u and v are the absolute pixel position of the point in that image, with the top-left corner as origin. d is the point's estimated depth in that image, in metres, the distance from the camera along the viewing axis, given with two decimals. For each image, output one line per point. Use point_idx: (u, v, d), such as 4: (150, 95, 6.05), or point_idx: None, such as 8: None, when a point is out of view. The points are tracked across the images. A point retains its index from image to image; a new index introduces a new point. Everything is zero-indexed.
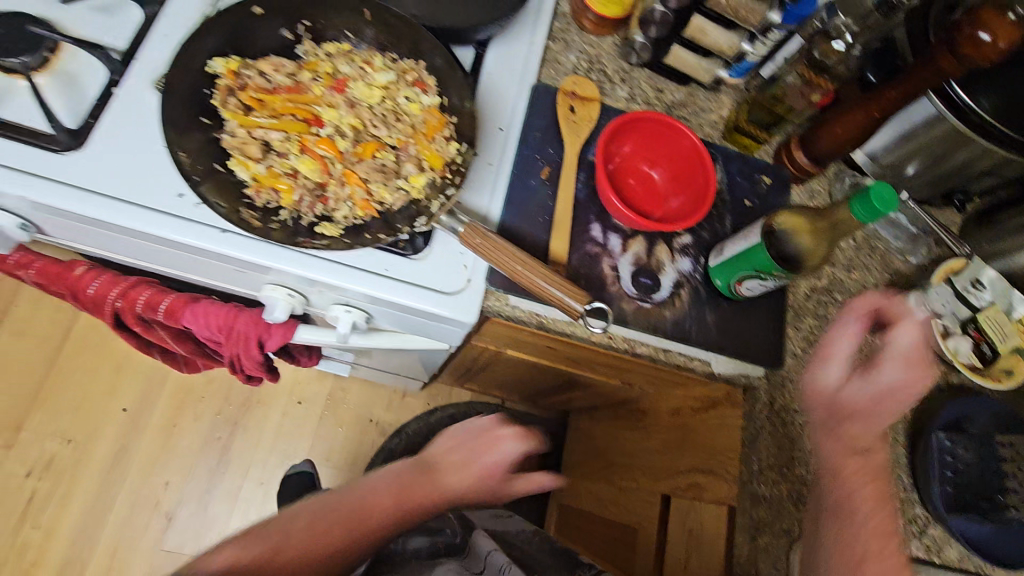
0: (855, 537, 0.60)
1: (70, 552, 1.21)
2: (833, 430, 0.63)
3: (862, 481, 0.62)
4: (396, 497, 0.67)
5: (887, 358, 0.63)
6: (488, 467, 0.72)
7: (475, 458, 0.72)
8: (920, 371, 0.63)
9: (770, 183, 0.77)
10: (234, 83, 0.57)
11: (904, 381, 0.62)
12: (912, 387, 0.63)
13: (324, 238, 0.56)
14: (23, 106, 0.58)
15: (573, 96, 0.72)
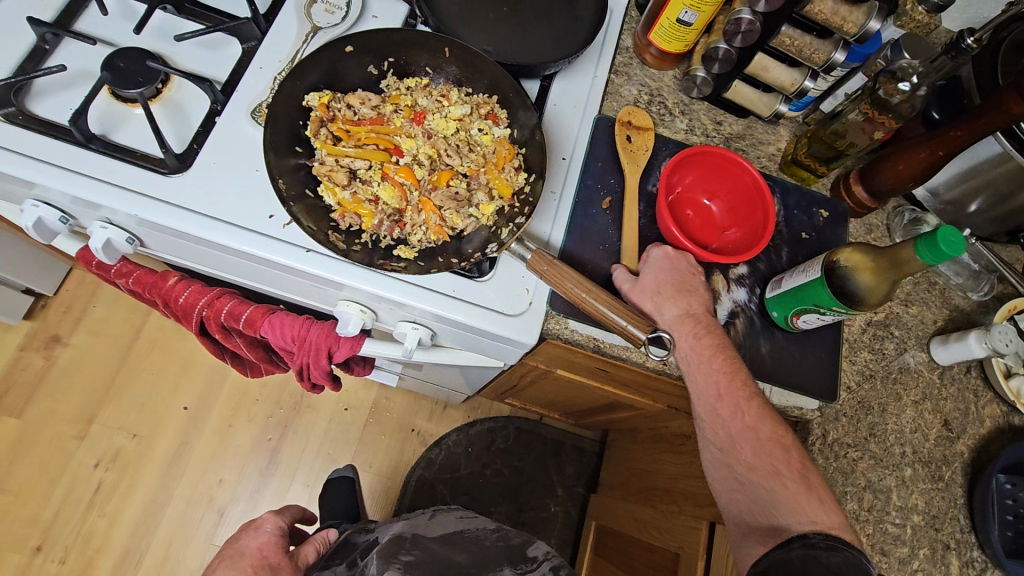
0: (734, 420, 0.60)
1: (131, 540, 1.28)
2: (702, 363, 0.61)
3: (701, 351, 0.62)
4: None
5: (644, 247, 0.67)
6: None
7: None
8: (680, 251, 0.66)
9: (827, 217, 0.78)
10: (325, 115, 0.62)
11: (658, 260, 0.65)
12: (672, 264, 0.65)
13: (400, 260, 0.61)
14: (137, 133, 0.65)
15: (629, 126, 0.74)
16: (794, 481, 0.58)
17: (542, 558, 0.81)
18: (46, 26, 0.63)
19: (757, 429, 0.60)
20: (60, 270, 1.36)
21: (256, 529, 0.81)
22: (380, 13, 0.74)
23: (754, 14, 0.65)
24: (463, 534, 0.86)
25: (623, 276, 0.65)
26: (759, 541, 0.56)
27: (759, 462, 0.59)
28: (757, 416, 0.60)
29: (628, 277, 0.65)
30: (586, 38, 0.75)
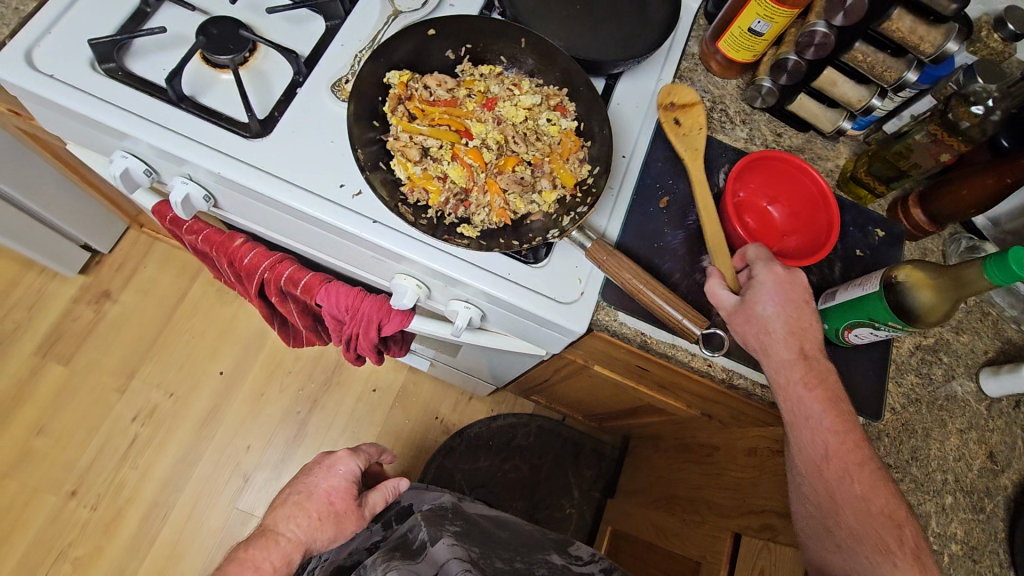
0: (839, 484, 0.59)
1: (160, 494, 1.32)
2: (806, 411, 0.61)
3: (814, 398, 0.61)
4: (299, 525, 0.72)
5: (758, 266, 0.64)
6: (311, 514, 0.74)
7: (306, 502, 0.75)
8: (793, 276, 0.64)
9: (883, 236, 0.77)
10: (403, 93, 0.64)
11: (773, 286, 0.63)
12: (788, 291, 0.63)
13: (464, 238, 0.63)
14: (223, 95, 0.68)
15: (673, 107, 0.74)
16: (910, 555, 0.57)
17: (589, 558, 0.86)
18: None
19: (862, 483, 0.59)
20: (116, 229, 1.41)
21: (330, 470, 0.81)
22: (457, 1, 0.76)
23: (830, 28, 0.65)
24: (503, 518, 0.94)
25: (725, 295, 0.64)
26: None
27: (865, 533, 0.58)
28: (867, 475, 0.60)
29: (733, 300, 0.64)
30: (656, 39, 0.76)
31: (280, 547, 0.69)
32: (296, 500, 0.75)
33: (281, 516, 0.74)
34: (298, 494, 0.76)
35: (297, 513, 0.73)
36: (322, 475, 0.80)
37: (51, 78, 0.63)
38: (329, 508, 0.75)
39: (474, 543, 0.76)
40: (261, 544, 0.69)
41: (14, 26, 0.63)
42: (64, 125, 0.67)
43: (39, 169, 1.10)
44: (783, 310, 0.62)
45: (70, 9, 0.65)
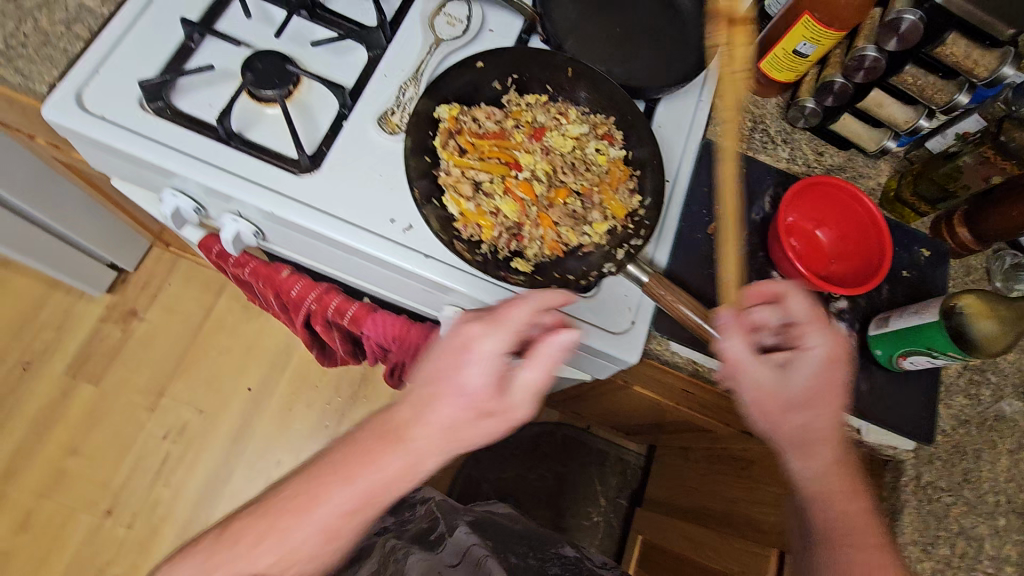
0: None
1: (193, 511, 1.33)
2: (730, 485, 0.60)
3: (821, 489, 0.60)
4: (372, 485, 0.57)
5: (812, 336, 0.60)
6: (483, 402, 0.57)
7: (469, 347, 0.56)
8: (838, 347, 0.60)
9: (929, 255, 0.77)
10: (453, 126, 0.65)
11: (822, 361, 0.59)
12: (827, 372, 0.59)
13: (519, 274, 0.63)
14: (269, 130, 0.67)
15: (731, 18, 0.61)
16: None
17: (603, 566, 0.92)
18: (196, 26, 0.66)
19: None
20: (140, 247, 1.40)
21: (462, 348, 0.57)
22: (497, 26, 0.75)
23: (881, 52, 0.65)
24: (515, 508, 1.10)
25: (770, 376, 0.60)
26: None
27: None
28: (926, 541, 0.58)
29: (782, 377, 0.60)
30: (698, 61, 0.75)
31: (349, 484, 0.57)
32: (377, 433, 0.58)
33: (330, 469, 0.58)
34: (447, 366, 0.57)
35: (403, 435, 0.57)
36: (443, 371, 0.57)
37: (102, 119, 0.62)
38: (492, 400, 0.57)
39: (490, 538, 0.90)
40: (301, 501, 0.58)
41: (63, 67, 0.63)
42: (110, 163, 0.67)
43: (72, 199, 1.09)
44: (817, 370, 0.59)
45: (117, 47, 0.65)
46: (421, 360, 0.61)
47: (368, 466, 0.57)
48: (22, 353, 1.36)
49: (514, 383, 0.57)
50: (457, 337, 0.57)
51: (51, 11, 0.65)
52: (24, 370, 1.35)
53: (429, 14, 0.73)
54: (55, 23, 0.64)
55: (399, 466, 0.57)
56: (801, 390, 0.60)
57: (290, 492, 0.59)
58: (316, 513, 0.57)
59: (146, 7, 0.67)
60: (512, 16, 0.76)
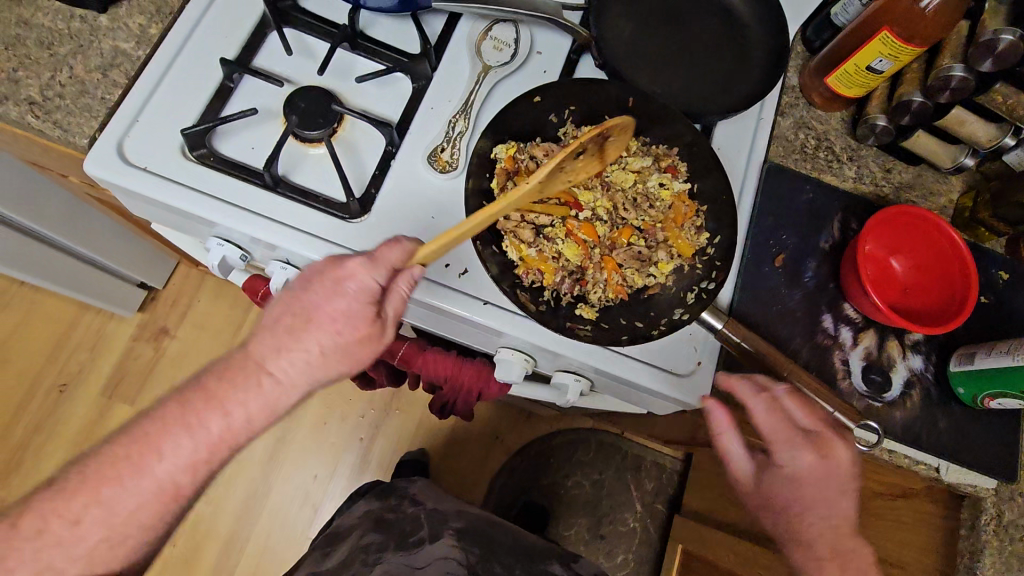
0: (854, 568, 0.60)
1: (234, 528, 1.34)
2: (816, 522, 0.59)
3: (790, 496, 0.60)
4: (254, 411, 0.56)
5: (795, 455, 0.60)
6: (348, 340, 0.56)
7: (315, 307, 0.56)
8: (833, 451, 0.59)
9: (1007, 279, 0.73)
10: (510, 167, 0.62)
11: (808, 477, 0.60)
12: (837, 482, 0.59)
13: (585, 321, 0.60)
14: (316, 172, 0.64)
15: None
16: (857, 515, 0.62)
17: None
18: (235, 66, 0.63)
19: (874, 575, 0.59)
20: (169, 265, 1.38)
21: (335, 286, 0.56)
22: (545, 48, 0.72)
23: (970, 72, 0.60)
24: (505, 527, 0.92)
25: (740, 455, 0.62)
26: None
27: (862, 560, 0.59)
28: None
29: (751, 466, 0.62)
30: (760, 80, 0.71)
31: (186, 439, 0.55)
32: (242, 360, 0.57)
33: (208, 391, 0.56)
34: (296, 309, 0.56)
35: (251, 352, 0.57)
36: (284, 338, 0.56)
37: (145, 171, 0.60)
38: (370, 344, 0.58)
39: (473, 543, 0.82)
40: (112, 461, 0.54)
41: (103, 117, 0.61)
42: (152, 212, 0.65)
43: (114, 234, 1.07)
44: (819, 508, 0.60)
45: (155, 91, 0.62)
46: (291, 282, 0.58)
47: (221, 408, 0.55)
48: (57, 375, 1.36)
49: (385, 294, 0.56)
50: (296, 294, 0.57)
51: (86, 57, 0.62)
52: (60, 392, 1.35)
53: (475, 39, 0.69)
54: (92, 69, 0.62)
55: (257, 402, 0.56)
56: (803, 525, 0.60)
57: (170, 417, 0.55)
58: (183, 433, 0.55)
59: (182, 47, 0.63)
60: (561, 36, 0.72)
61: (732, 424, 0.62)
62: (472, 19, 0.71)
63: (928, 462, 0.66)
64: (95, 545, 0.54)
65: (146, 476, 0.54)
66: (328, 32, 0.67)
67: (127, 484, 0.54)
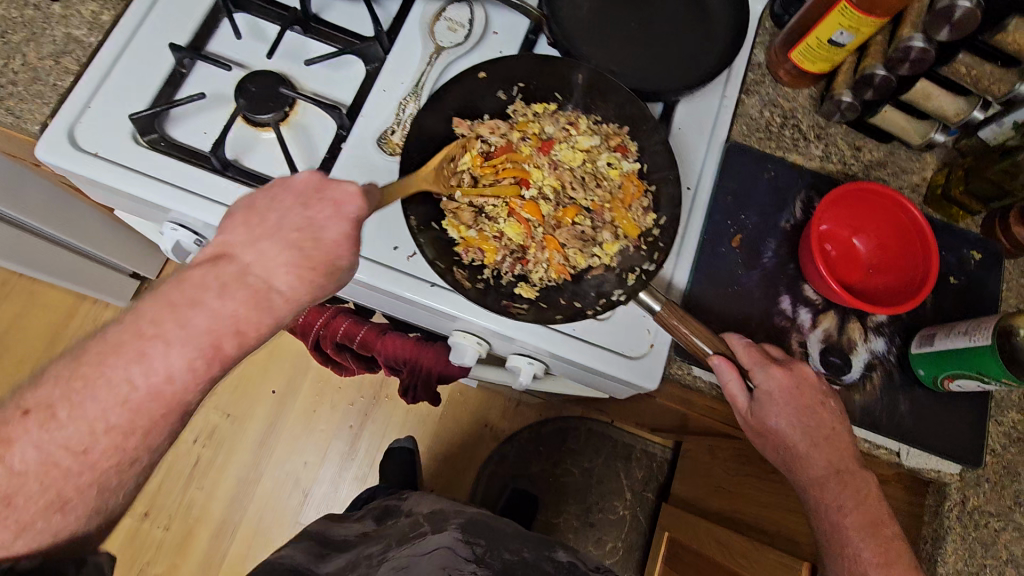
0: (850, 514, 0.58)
1: (226, 512, 1.37)
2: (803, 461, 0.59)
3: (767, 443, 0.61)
4: (240, 322, 0.46)
5: (760, 372, 0.58)
6: (313, 256, 0.48)
7: (306, 216, 0.49)
8: (797, 372, 0.59)
9: (980, 258, 0.70)
10: (462, 145, 0.63)
11: (781, 394, 0.58)
12: (800, 397, 0.58)
13: (523, 300, 0.61)
14: (267, 156, 0.65)
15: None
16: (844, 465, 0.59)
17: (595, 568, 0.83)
18: (186, 52, 0.63)
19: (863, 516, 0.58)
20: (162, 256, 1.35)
21: (334, 207, 0.49)
22: (501, 28, 0.71)
23: (930, 42, 0.58)
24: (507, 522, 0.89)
25: (741, 395, 0.59)
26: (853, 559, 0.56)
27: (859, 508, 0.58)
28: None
29: (749, 403, 0.59)
30: (720, 57, 0.69)
31: (181, 344, 0.44)
32: (222, 263, 0.47)
33: (175, 307, 0.45)
34: (266, 216, 0.48)
35: (232, 261, 0.47)
36: (283, 249, 0.48)
37: (95, 155, 0.61)
38: (330, 262, 0.49)
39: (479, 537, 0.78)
40: (109, 368, 0.43)
41: (55, 104, 0.62)
42: (109, 197, 0.66)
43: (103, 227, 1.05)
44: (801, 429, 0.58)
45: (107, 77, 0.63)
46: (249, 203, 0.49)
47: (180, 324, 0.44)
48: None
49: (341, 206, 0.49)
50: (264, 200, 0.49)
51: (38, 44, 0.63)
52: None
53: (428, 20, 0.68)
54: (44, 57, 0.63)
55: (241, 303, 0.46)
56: (804, 458, 0.59)
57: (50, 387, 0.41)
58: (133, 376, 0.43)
59: (134, 34, 0.64)
60: (516, 16, 0.72)
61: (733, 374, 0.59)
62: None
63: (885, 445, 0.65)
64: (87, 488, 0.43)
65: (82, 416, 0.42)
66: (279, 15, 0.67)
67: (66, 430, 0.41)
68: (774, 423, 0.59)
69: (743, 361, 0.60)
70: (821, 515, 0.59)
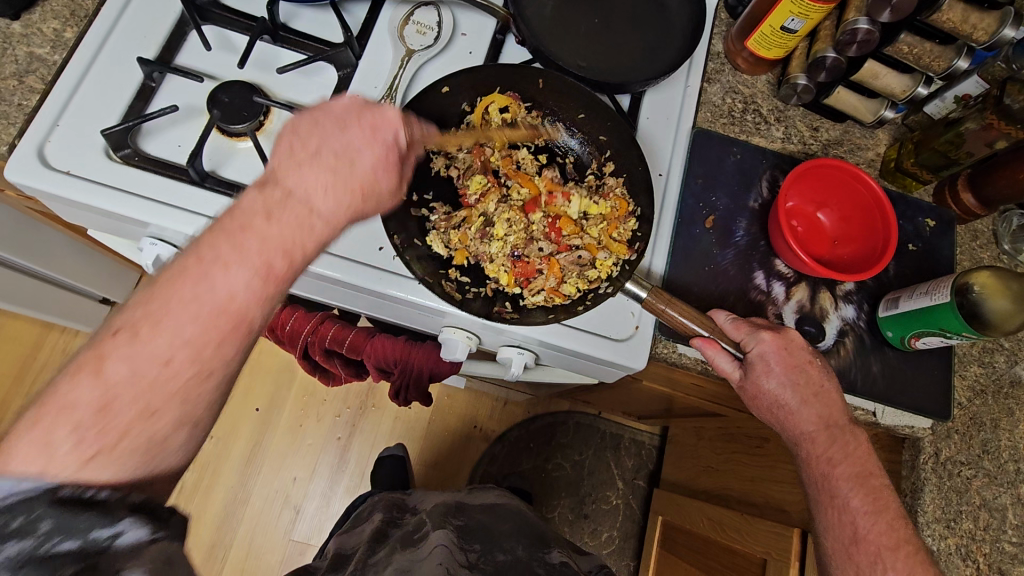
0: (836, 466, 0.61)
1: (216, 537, 1.33)
2: (793, 418, 0.62)
3: (759, 404, 0.64)
4: (287, 243, 0.46)
5: (749, 340, 0.62)
6: (350, 181, 0.49)
7: (344, 141, 0.49)
8: (786, 336, 0.62)
9: (934, 226, 0.75)
10: (446, 163, 0.68)
11: (772, 357, 0.61)
12: (786, 359, 0.61)
13: (513, 308, 0.64)
14: (244, 166, 0.64)
15: None
16: (837, 425, 0.62)
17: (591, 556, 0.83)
18: (154, 65, 0.62)
19: (850, 466, 0.61)
20: (131, 278, 1.29)
21: (372, 133, 0.50)
22: (469, 30, 0.73)
23: (874, 24, 0.62)
24: (506, 508, 0.90)
25: (730, 366, 0.63)
26: (831, 508, 0.61)
27: (849, 461, 0.61)
28: (903, 560, 0.57)
29: (740, 370, 0.63)
30: (682, 47, 0.72)
31: (238, 266, 0.43)
32: (269, 190, 0.47)
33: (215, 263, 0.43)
34: (306, 141, 0.49)
35: (277, 185, 0.47)
36: (321, 173, 0.48)
37: (67, 174, 0.60)
38: (371, 185, 0.51)
39: (474, 540, 0.76)
40: (184, 291, 0.42)
41: (22, 125, 0.61)
42: (82, 216, 0.65)
43: (69, 252, 1.02)
44: (792, 388, 0.61)
45: (74, 95, 0.62)
46: (304, 116, 0.50)
47: (240, 249, 0.44)
48: (26, 397, 1.28)
49: (381, 123, 0.51)
50: (306, 126, 0.49)
51: (0, 64, 0.63)
52: None
53: (397, 25, 0.69)
54: (8, 77, 0.62)
55: (290, 225, 0.46)
56: (795, 415, 0.62)
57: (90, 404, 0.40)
58: (202, 295, 0.42)
59: (99, 50, 0.64)
60: (484, 17, 0.73)
61: (720, 345, 0.62)
62: (393, 5, 0.71)
63: (864, 408, 0.68)
64: (172, 399, 0.42)
65: (160, 332, 0.41)
66: (247, 26, 0.67)
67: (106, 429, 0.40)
68: (765, 386, 0.62)
69: (731, 333, 0.63)
70: (811, 467, 0.62)
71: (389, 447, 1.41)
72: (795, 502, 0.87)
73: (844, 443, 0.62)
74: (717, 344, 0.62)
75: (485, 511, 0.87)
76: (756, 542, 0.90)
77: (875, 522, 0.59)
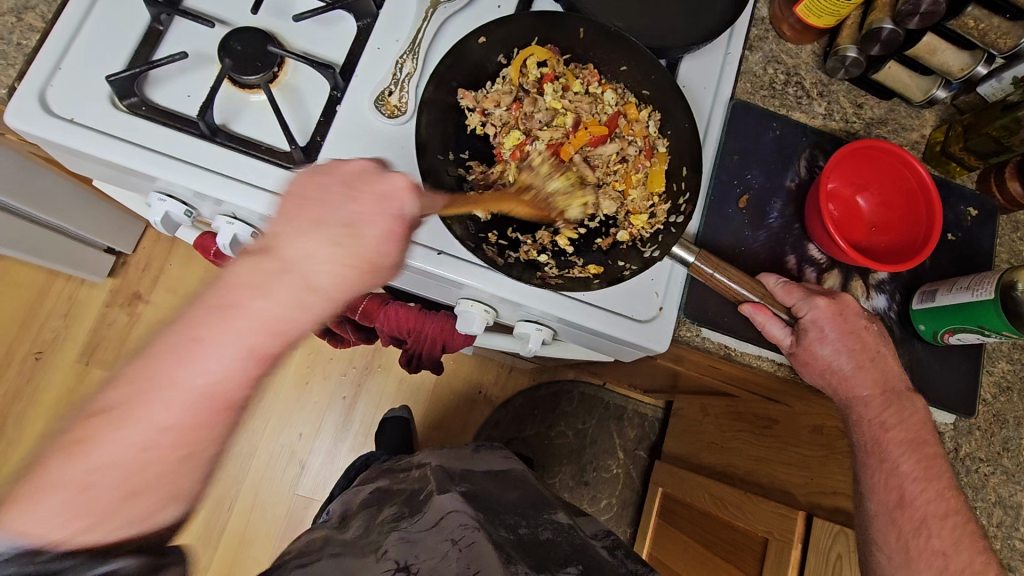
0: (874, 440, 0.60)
1: (222, 487, 1.35)
2: (850, 385, 0.61)
3: (808, 375, 0.62)
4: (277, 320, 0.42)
5: (802, 306, 0.61)
6: (361, 256, 0.45)
7: (352, 208, 0.45)
8: (841, 302, 0.61)
9: (975, 214, 0.71)
10: (482, 117, 0.64)
11: (827, 323, 0.60)
12: (841, 323, 0.60)
13: (557, 275, 0.61)
14: (256, 120, 0.61)
15: None
16: (882, 403, 0.60)
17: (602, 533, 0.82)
18: (162, 6, 0.58)
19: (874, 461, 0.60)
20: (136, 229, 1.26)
21: (381, 201, 0.46)
22: None
23: None
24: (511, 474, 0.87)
25: (781, 332, 0.61)
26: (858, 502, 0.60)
27: (896, 435, 0.60)
28: (949, 529, 0.59)
29: (792, 337, 0.61)
30: (726, 10, 0.67)
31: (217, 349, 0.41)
32: (264, 261, 0.43)
33: (221, 309, 0.42)
34: (307, 204, 0.45)
35: (274, 257, 0.43)
36: (326, 246, 0.44)
37: (71, 121, 0.57)
38: (378, 260, 0.46)
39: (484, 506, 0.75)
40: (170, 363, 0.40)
41: (22, 66, 0.58)
42: (88, 166, 0.62)
43: (75, 200, 0.99)
44: (847, 353, 0.60)
45: (78, 36, 0.58)
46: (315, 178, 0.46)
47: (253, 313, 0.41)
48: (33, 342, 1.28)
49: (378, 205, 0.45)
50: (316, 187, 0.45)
51: None
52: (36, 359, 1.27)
53: None
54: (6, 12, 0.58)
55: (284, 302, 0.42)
56: (847, 382, 0.61)
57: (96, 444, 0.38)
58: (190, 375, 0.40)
59: None
60: None
61: (772, 311, 0.61)
62: None
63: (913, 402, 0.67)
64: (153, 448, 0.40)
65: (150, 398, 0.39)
66: None
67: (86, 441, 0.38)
68: (818, 352, 0.60)
69: (783, 298, 0.62)
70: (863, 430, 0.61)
71: (393, 408, 1.42)
72: (804, 487, 0.86)
73: (897, 415, 0.60)
74: (767, 311, 0.61)
75: (492, 477, 0.87)
76: (757, 520, 0.90)
77: (888, 522, 0.59)
